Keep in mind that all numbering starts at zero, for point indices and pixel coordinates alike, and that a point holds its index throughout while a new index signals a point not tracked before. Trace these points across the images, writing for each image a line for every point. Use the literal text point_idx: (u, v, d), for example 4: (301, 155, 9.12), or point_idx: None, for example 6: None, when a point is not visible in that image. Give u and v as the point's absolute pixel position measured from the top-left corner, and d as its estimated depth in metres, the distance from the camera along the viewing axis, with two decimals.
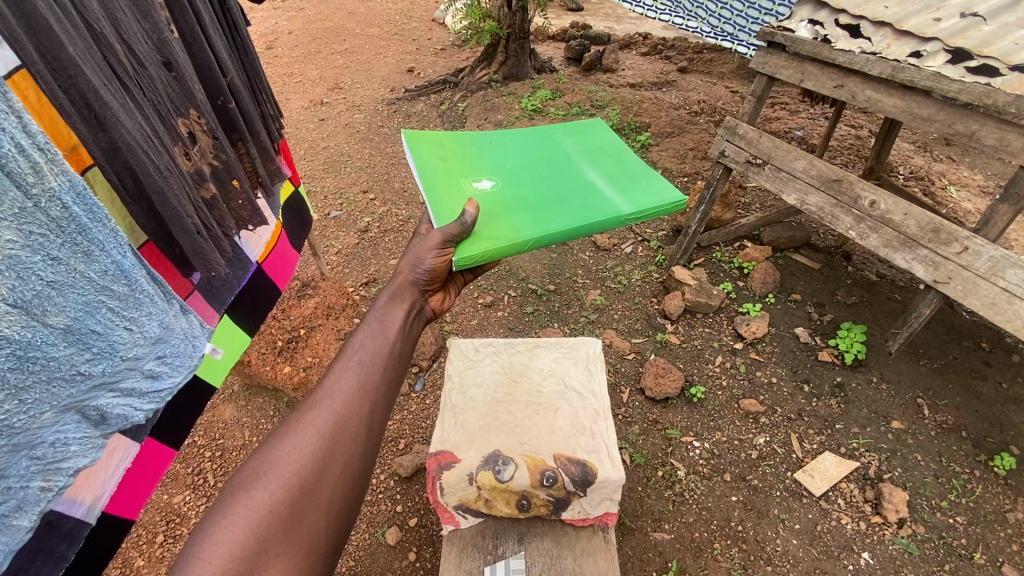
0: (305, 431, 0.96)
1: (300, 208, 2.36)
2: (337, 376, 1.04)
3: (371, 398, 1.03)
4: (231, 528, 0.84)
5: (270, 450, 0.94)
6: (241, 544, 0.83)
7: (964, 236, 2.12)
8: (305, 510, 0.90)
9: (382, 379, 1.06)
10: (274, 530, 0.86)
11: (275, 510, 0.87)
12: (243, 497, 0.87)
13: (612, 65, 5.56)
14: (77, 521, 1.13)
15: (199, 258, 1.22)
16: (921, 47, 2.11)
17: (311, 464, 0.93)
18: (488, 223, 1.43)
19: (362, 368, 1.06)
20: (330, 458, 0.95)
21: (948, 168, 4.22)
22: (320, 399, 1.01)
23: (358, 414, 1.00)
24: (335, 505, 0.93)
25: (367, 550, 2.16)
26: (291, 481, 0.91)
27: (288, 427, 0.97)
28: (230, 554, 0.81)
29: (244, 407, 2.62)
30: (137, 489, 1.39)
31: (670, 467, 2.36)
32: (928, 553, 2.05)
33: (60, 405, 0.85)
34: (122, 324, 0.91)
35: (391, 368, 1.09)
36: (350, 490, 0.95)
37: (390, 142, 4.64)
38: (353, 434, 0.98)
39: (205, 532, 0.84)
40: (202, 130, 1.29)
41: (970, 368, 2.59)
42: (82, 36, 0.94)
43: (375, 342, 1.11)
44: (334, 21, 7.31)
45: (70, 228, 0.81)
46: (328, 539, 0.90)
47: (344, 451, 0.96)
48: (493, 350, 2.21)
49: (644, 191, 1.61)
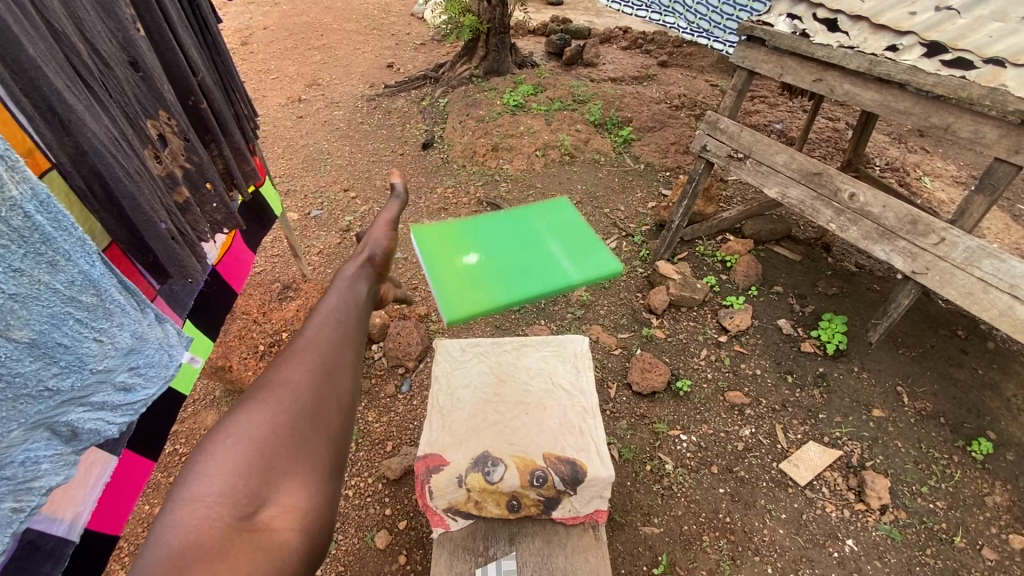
0: (289, 356, 0.78)
1: (261, 208, 2.25)
2: (335, 294, 0.89)
3: (353, 317, 0.86)
4: (234, 444, 0.67)
5: (270, 369, 0.78)
6: (247, 460, 0.66)
7: (941, 228, 2.15)
8: (319, 420, 0.72)
9: (359, 301, 0.90)
10: (283, 443, 0.69)
11: (284, 422, 0.70)
12: (226, 432, 0.69)
13: (593, 59, 5.54)
14: (59, 539, 1.11)
15: (174, 265, 1.18)
16: (897, 40, 2.14)
17: (318, 373, 0.76)
18: (450, 296, 1.46)
19: (337, 295, 0.89)
20: (340, 366, 0.78)
21: (923, 159, 4.32)
22: (300, 325, 0.82)
23: (345, 330, 0.82)
24: (350, 416, 0.75)
25: (356, 555, 2.13)
26: (283, 405, 0.71)
27: (287, 344, 0.81)
28: (234, 470, 0.65)
29: (226, 413, 2.56)
30: (119, 503, 1.37)
31: (658, 461, 2.38)
32: (910, 537, 2.09)
33: (28, 423, 0.82)
34: (91, 336, 0.87)
35: (367, 294, 0.94)
36: (366, 400, 0.78)
37: (370, 140, 4.58)
38: (361, 344, 0.82)
39: (200, 452, 0.67)
40: (174, 132, 1.25)
41: (948, 355, 2.65)
42: (42, 37, 0.89)
43: (364, 269, 0.98)
44: (309, 16, 7.17)
45: (33, 238, 0.77)
46: (348, 453, 0.73)
47: (353, 359, 0.80)
48: (479, 350, 2.18)
49: (590, 263, 1.55)
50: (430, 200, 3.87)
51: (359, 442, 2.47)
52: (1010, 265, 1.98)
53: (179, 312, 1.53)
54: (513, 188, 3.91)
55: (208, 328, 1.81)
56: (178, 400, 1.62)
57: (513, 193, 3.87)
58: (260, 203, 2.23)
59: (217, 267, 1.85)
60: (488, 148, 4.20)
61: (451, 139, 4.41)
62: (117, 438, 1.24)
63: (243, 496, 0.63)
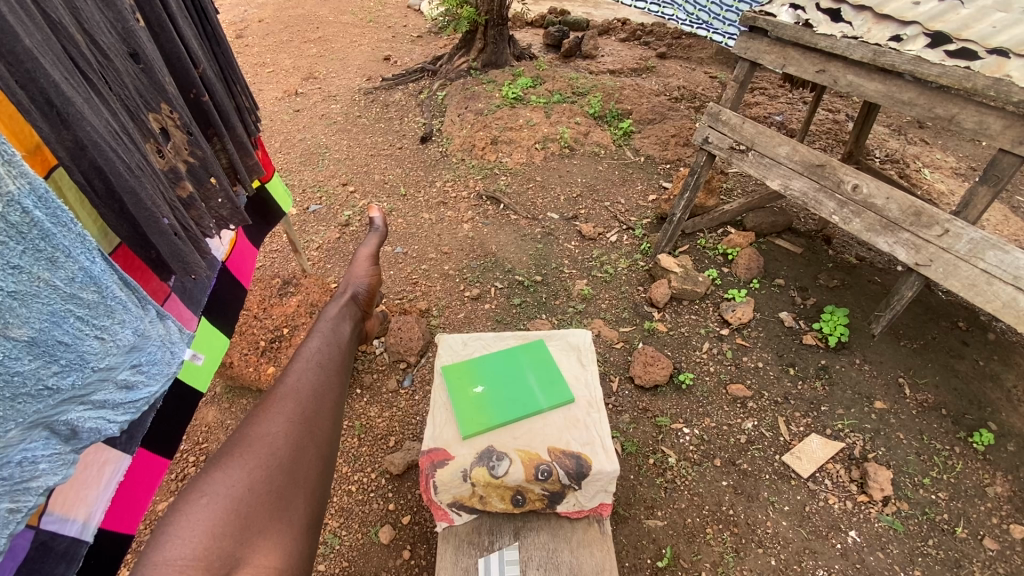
0: (276, 416, 0.95)
1: (265, 205, 2.22)
2: (298, 373, 1.05)
3: (334, 387, 1.06)
4: (209, 507, 0.80)
5: (246, 432, 0.93)
6: (221, 521, 0.80)
7: (944, 219, 2.14)
8: (284, 490, 0.88)
9: (340, 373, 1.10)
10: (255, 508, 0.84)
11: (255, 489, 0.85)
12: (219, 477, 0.85)
13: (592, 51, 5.50)
14: (72, 540, 1.09)
15: (178, 260, 1.17)
16: (901, 31, 2.12)
17: (286, 447, 0.92)
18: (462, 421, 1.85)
19: (321, 366, 1.09)
20: (303, 443, 0.94)
21: (922, 150, 4.30)
22: (286, 389, 1.01)
23: (326, 401, 1.03)
24: (311, 485, 0.91)
25: (360, 550, 2.13)
26: (270, 460, 0.89)
27: (254, 418, 0.96)
28: (210, 530, 0.78)
29: (227, 409, 2.54)
30: (133, 502, 1.36)
31: (661, 455, 2.38)
32: (912, 528, 2.10)
33: (26, 423, 0.81)
34: (93, 333, 0.86)
35: (346, 365, 1.14)
36: (325, 472, 0.95)
37: (368, 133, 4.54)
38: (324, 421, 1.00)
39: (177, 512, 0.79)
40: (175, 126, 1.23)
41: (949, 347, 2.64)
42: (39, 28, 0.87)
43: (329, 346, 1.15)
44: (305, 8, 7.09)
45: (32, 234, 0.75)
46: (309, 516, 0.89)
47: (317, 435, 0.96)
48: (482, 343, 2.17)
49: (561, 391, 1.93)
50: (430, 194, 3.85)
51: (361, 437, 2.47)
52: (1015, 256, 1.98)
53: (195, 309, 1.51)
54: (513, 181, 3.89)
55: (225, 326, 1.79)
56: (195, 397, 1.60)
57: (512, 186, 3.84)
58: (265, 199, 2.21)
59: (226, 264, 1.83)
60: (487, 141, 4.18)
61: (450, 133, 4.37)
62: (128, 436, 1.23)
63: (217, 556, 0.76)
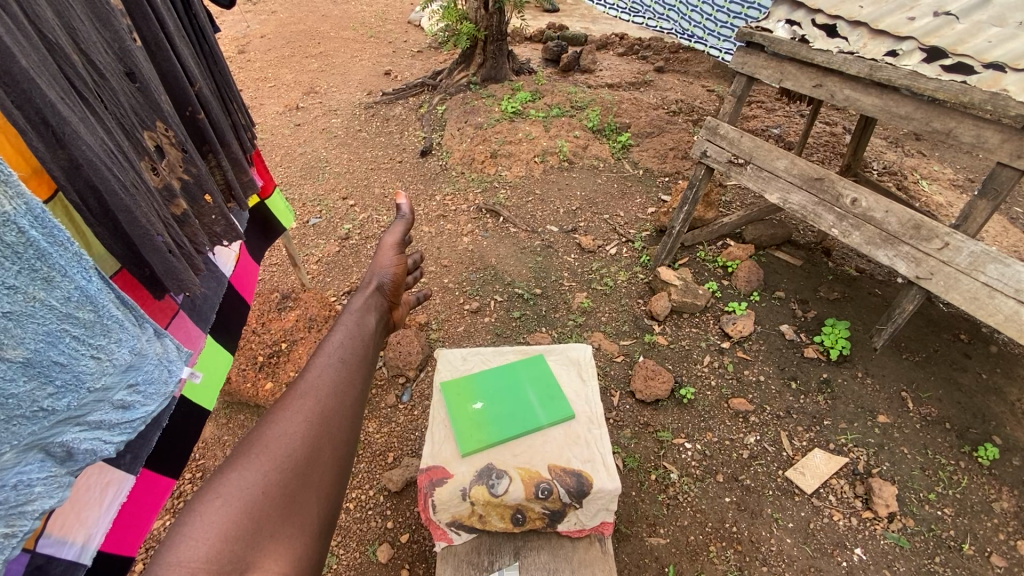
0: (294, 416, 0.91)
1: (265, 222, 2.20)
2: (318, 369, 0.99)
3: (357, 384, 1.01)
4: (223, 509, 0.77)
5: (261, 432, 0.89)
6: (235, 525, 0.76)
7: (944, 233, 2.14)
8: (297, 494, 0.84)
9: (363, 370, 1.04)
10: (268, 512, 0.80)
11: (270, 492, 0.82)
12: (234, 478, 0.81)
13: (590, 65, 5.56)
14: (69, 563, 1.06)
15: (172, 278, 1.15)
16: (897, 46, 2.13)
17: (301, 449, 0.87)
18: (463, 439, 1.82)
19: (343, 362, 1.02)
20: (319, 444, 0.89)
21: (919, 162, 4.33)
22: (306, 388, 0.96)
23: (347, 401, 0.97)
24: (325, 489, 0.87)
25: (357, 569, 2.10)
26: (286, 463, 0.85)
27: (271, 415, 0.92)
28: (223, 534, 0.75)
29: (224, 425, 2.53)
30: (135, 523, 1.33)
31: (663, 471, 2.35)
32: (918, 546, 2.07)
33: (22, 445, 0.79)
34: (88, 352, 0.85)
35: (369, 361, 1.07)
36: (341, 474, 0.91)
37: (368, 147, 4.57)
38: (342, 421, 0.95)
39: (192, 512, 0.76)
40: (170, 143, 1.24)
41: (951, 360, 2.63)
42: (36, 49, 0.88)
43: (351, 340, 1.08)
44: (307, 24, 7.17)
45: (27, 254, 0.75)
46: (322, 520, 0.85)
47: (333, 436, 0.91)
48: (482, 358, 2.15)
49: (558, 407, 1.92)
50: (429, 207, 3.86)
51: (360, 453, 2.45)
52: (1015, 269, 1.97)
53: (202, 324, 1.52)
54: (512, 195, 3.90)
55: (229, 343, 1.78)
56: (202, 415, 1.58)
57: (512, 200, 3.86)
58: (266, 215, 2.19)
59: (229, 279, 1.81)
60: (487, 154, 4.20)
61: (450, 147, 4.41)
62: (133, 457, 1.22)
63: (227, 560, 0.73)
